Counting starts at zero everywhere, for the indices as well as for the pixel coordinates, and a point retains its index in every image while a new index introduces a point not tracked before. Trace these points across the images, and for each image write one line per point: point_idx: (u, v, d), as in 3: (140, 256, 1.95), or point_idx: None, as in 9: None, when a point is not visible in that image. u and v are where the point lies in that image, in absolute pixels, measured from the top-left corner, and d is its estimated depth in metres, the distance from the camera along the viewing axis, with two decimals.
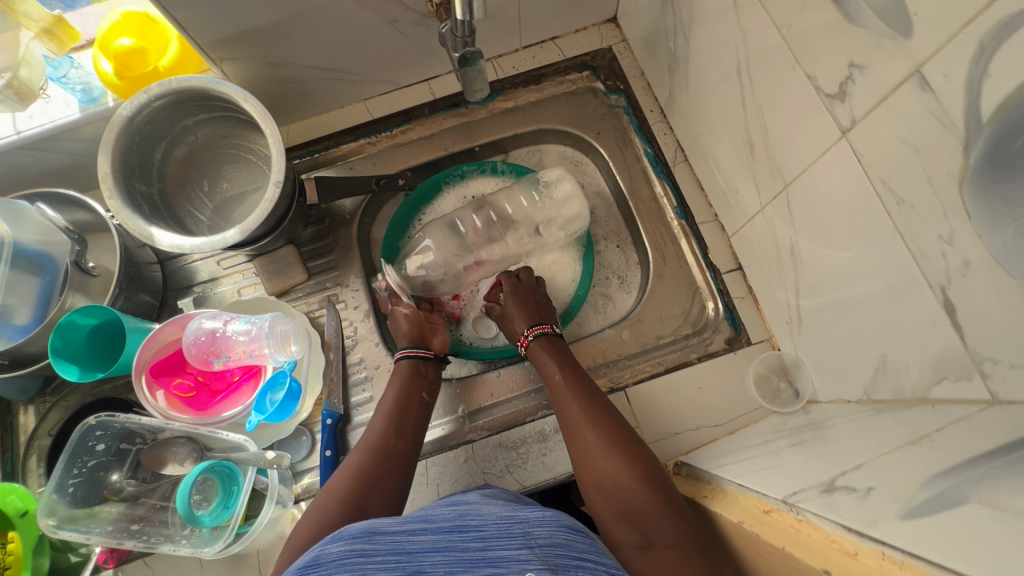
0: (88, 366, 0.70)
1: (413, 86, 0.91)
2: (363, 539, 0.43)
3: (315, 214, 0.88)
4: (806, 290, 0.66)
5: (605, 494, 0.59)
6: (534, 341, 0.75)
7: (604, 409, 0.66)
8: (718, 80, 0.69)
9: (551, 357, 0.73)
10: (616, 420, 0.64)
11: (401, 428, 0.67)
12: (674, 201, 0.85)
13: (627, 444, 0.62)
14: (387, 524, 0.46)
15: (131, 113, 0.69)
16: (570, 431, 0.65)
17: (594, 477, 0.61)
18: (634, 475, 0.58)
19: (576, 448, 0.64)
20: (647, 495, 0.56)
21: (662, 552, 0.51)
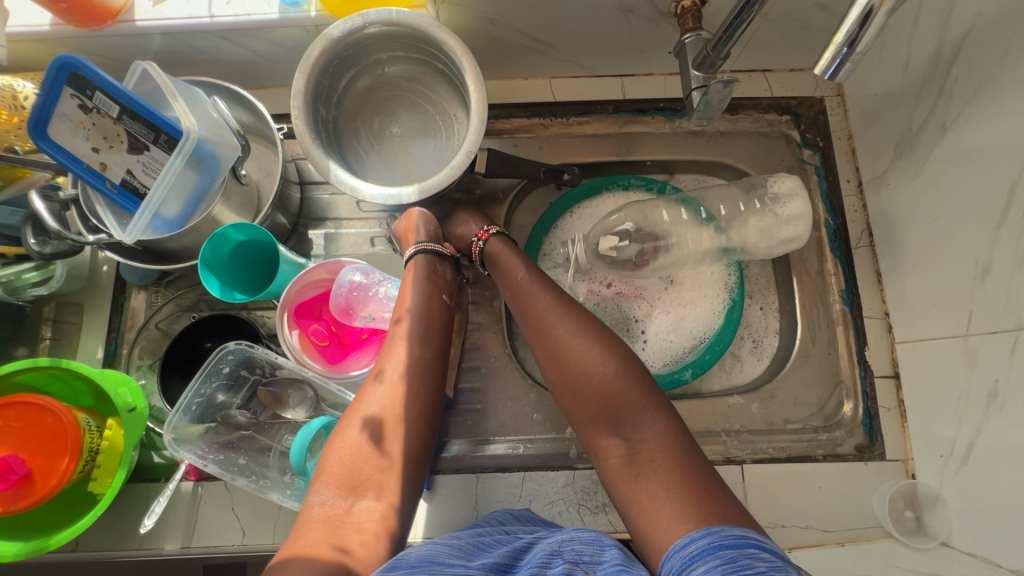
0: (227, 282, 0.67)
1: (604, 78, 0.85)
2: (422, 569, 0.42)
3: (467, 183, 0.84)
4: (987, 436, 0.61)
5: (576, 394, 0.60)
6: (492, 235, 0.74)
7: (569, 301, 0.65)
8: (970, 186, 0.62)
9: (506, 249, 0.72)
10: (579, 311, 0.64)
11: (428, 331, 0.64)
12: (843, 284, 0.80)
13: (598, 335, 0.62)
14: (444, 555, 0.45)
15: (340, 34, 0.64)
16: (537, 326, 0.64)
17: (569, 371, 0.61)
18: (609, 366, 0.59)
19: (541, 345, 0.64)
20: (625, 392, 0.58)
21: (649, 463, 0.54)
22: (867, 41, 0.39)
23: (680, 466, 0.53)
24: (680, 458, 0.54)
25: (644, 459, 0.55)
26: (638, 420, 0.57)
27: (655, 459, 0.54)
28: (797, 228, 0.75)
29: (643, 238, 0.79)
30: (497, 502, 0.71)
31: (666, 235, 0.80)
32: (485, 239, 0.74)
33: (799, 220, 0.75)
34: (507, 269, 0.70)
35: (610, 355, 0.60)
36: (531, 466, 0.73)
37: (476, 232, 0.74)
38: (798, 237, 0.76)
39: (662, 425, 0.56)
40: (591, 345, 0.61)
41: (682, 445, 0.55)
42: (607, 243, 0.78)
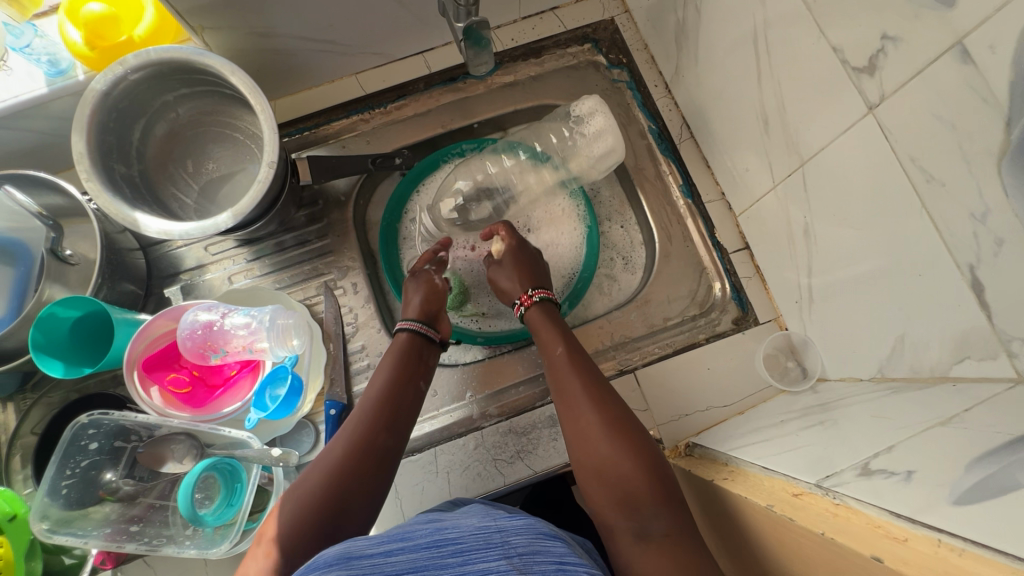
0: (73, 362, 0.66)
1: (407, 59, 0.87)
2: (336, 567, 0.34)
3: (308, 195, 0.84)
4: (819, 269, 0.65)
5: (600, 483, 0.56)
6: (535, 304, 0.72)
7: (606, 392, 0.62)
8: (733, 54, 0.66)
9: (548, 322, 0.71)
10: (614, 403, 0.60)
11: (395, 420, 0.61)
12: (680, 179, 0.84)
13: (621, 425, 0.58)
14: (359, 545, 0.37)
15: (106, 87, 0.63)
16: (568, 409, 0.62)
17: (589, 457, 0.57)
18: (633, 458, 0.55)
19: (570, 430, 0.61)
20: (646, 483, 0.53)
21: (659, 541, 0.50)
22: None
23: (692, 552, 0.48)
24: (698, 564, 0.48)
25: (654, 540, 0.50)
26: (655, 509, 0.52)
27: (666, 536, 0.50)
28: (607, 141, 0.76)
29: (476, 193, 0.81)
30: (416, 485, 0.71)
31: (494, 185, 0.81)
32: (526, 307, 0.72)
33: (607, 132, 0.76)
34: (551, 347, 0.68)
35: (635, 456, 0.55)
36: (439, 441, 0.74)
37: (520, 298, 0.72)
38: (612, 151, 0.77)
39: (671, 522, 0.51)
40: (620, 442, 0.56)
41: (697, 544, 0.50)
42: (444, 208, 0.80)
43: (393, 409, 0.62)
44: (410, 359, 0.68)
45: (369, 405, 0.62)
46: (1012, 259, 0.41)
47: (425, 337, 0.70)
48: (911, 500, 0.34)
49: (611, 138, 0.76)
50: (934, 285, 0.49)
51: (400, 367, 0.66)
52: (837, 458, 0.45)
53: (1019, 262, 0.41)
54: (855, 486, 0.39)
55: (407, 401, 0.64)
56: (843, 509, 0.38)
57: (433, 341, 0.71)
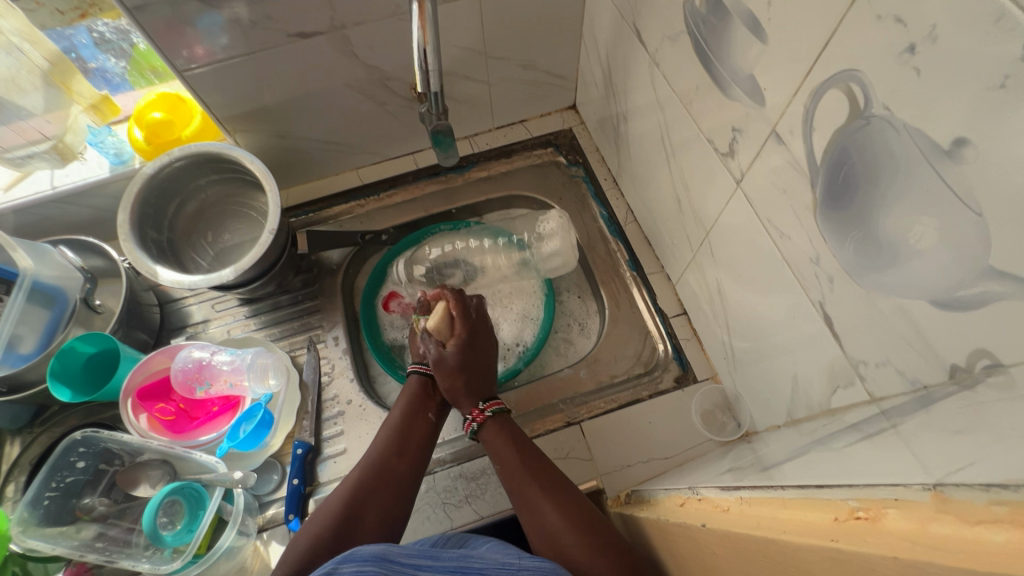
0: (79, 391, 0.76)
1: (399, 158, 1.05)
2: (372, 563, 0.45)
3: (306, 264, 0.98)
4: (735, 325, 0.74)
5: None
6: (488, 419, 0.73)
7: (561, 487, 0.66)
8: (651, 150, 0.81)
9: (501, 439, 0.71)
10: (570, 495, 0.65)
11: (404, 448, 0.71)
12: (627, 254, 0.95)
13: (577, 518, 0.62)
14: (396, 551, 0.48)
15: (153, 172, 0.81)
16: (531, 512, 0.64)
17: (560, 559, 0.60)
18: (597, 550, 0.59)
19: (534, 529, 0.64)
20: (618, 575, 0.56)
21: None
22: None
23: None
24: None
25: None
26: None
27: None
28: (555, 262, 0.94)
29: (446, 264, 0.98)
30: None
31: (467, 258, 0.98)
32: (480, 421, 0.73)
33: (558, 253, 0.93)
34: (497, 453, 0.70)
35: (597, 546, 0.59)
36: None
37: (470, 414, 0.74)
38: (559, 268, 0.95)
39: None
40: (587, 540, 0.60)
41: None
42: (417, 275, 0.97)
43: (405, 437, 0.72)
44: (421, 397, 0.77)
45: (382, 440, 0.71)
46: (841, 292, 0.50)
47: (431, 377, 0.78)
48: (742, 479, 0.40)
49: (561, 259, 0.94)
50: (804, 324, 0.57)
51: (416, 401, 0.76)
52: (720, 473, 0.50)
53: (846, 294, 0.49)
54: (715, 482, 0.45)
55: (422, 431, 0.73)
56: (704, 501, 0.43)
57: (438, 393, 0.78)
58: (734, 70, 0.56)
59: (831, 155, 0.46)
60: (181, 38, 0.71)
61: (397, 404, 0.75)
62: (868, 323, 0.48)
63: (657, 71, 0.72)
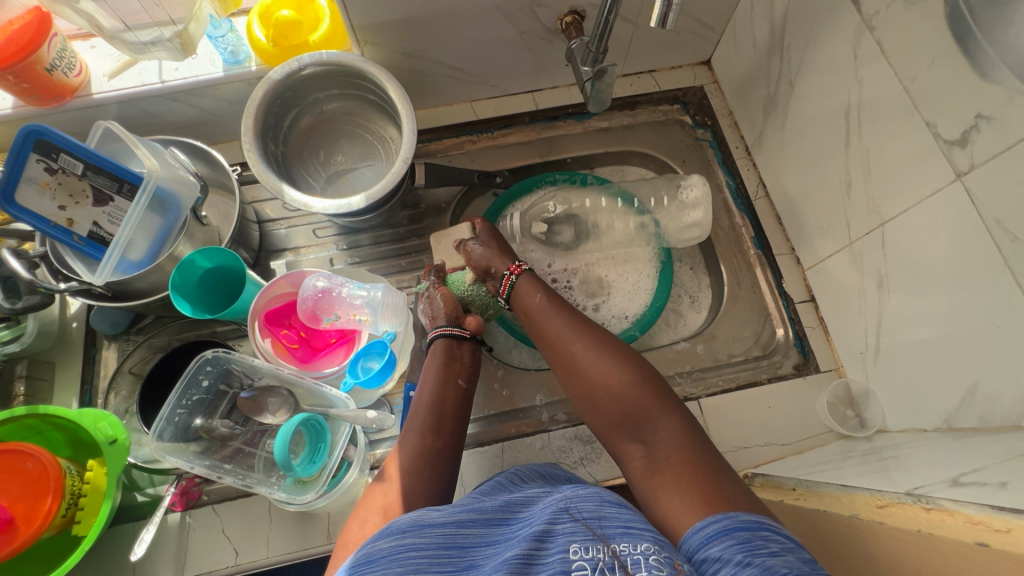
0: (197, 306, 0.72)
1: (517, 95, 0.98)
2: (411, 532, 0.46)
3: (412, 198, 0.93)
4: (887, 322, 0.71)
5: (598, 407, 0.65)
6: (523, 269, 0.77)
7: (586, 323, 0.70)
8: (823, 125, 0.76)
9: (532, 286, 0.75)
10: (595, 333, 0.69)
11: (438, 427, 0.66)
12: (752, 231, 0.91)
13: (605, 355, 0.66)
14: (433, 514, 0.48)
15: (280, 77, 0.74)
16: (557, 349, 0.69)
17: (589, 389, 0.65)
18: (628, 380, 0.63)
19: (562, 369, 0.69)
20: (646, 405, 0.61)
21: (664, 455, 0.57)
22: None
23: (695, 455, 0.55)
24: (696, 448, 0.56)
25: (662, 459, 0.57)
26: (655, 423, 0.60)
27: (669, 448, 0.57)
28: (693, 233, 0.89)
29: (563, 223, 0.92)
30: (480, 475, 0.75)
31: (583, 219, 0.93)
32: (519, 270, 0.76)
33: (700, 225, 0.88)
34: (524, 296, 0.75)
35: (626, 375, 0.64)
36: (508, 437, 0.78)
37: (509, 268, 0.76)
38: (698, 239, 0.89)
39: (676, 425, 0.59)
40: (611, 359, 0.65)
41: (698, 451, 0.56)
42: (534, 229, 0.92)
43: (440, 414, 0.67)
44: (446, 365, 0.72)
45: (417, 417, 0.66)
46: None
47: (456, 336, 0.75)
48: (1012, 499, 0.38)
49: (700, 232, 0.88)
50: (1010, 335, 0.54)
51: (444, 369, 0.71)
52: (922, 478, 0.49)
53: None
54: (949, 493, 0.43)
55: (454, 402, 0.69)
56: (941, 512, 0.41)
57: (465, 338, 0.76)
58: (1008, 48, 0.49)
59: None
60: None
61: (425, 376, 0.70)
62: None
63: (867, 37, 0.65)
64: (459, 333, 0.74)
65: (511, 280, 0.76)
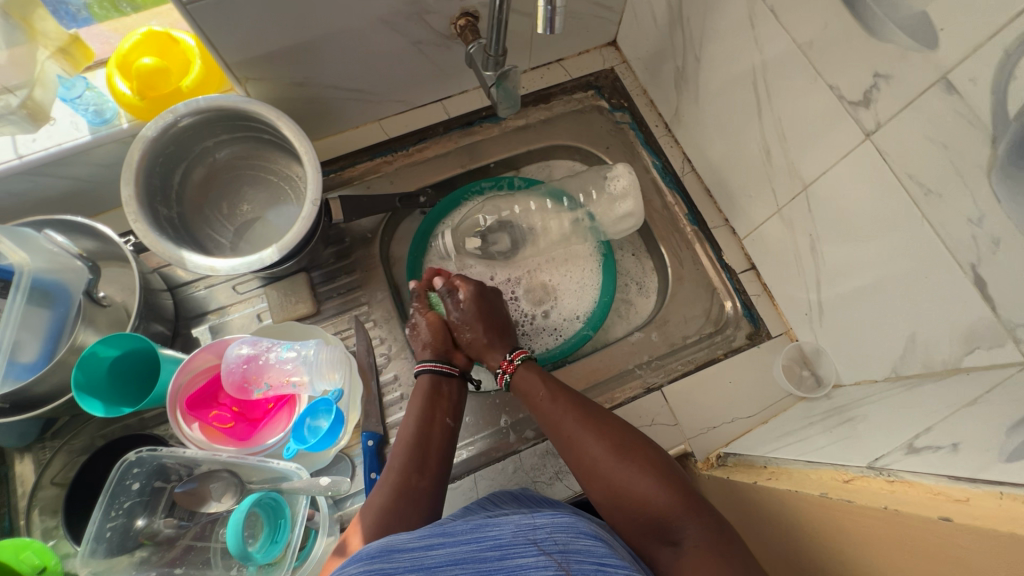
0: (112, 401, 0.64)
1: (426, 106, 0.93)
2: (381, 558, 0.40)
3: (334, 234, 0.87)
4: (824, 281, 0.72)
5: (624, 512, 0.59)
6: (518, 366, 0.72)
7: (602, 419, 0.66)
8: (734, 96, 0.75)
9: (534, 379, 0.71)
10: (613, 427, 0.64)
11: (423, 465, 0.63)
12: (686, 208, 0.91)
13: (626, 451, 0.62)
14: (401, 540, 0.43)
15: (155, 134, 0.66)
16: (572, 449, 0.64)
17: (613, 490, 0.60)
18: (653, 480, 0.59)
19: (577, 467, 0.64)
20: (670, 504, 0.56)
21: (693, 555, 0.52)
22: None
23: (724, 557, 0.51)
24: (730, 552, 0.51)
25: (691, 558, 0.52)
26: (682, 523, 0.55)
27: (699, 552, 0.52)
28: (628, 223, 0.87)
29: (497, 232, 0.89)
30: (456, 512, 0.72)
31: (515, 224, 0.90)
32: (509, 371, 0.72)
33: (633, 215, 0.87)
34: (528, 393, 0.70)
35: (650, 473, 0.59)
36: (478, 467, 0.75)
37: (499, 366, 0.73)
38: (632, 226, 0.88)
39: (705, 526, 0.54)
40: (630, 458, 0.61)
41: (733, 554, 0.51)
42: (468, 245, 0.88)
43: (424, 451, 0.64)
44: (432, 397, 0.70)
45: (400, 454, 0.64)
46: (1008, 256, 0.48)
47: (442, 373, 0.72)
48: (966, 464, 0.38)
49: (633, 221, 0.87)
50: (938, 284, 0.55)
51: (429, 405, 0.69)
52: (880, 444, 0.49)
53: (1015, 256, 0.47)
54: (907, 462, 0.43)
55: (439, 441, 0.66)
56: (904, 483, 0.42)
57: (453, 374, 0.73)
58: (894, 6, 0.49)
59: None
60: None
61: (409, 412, 0.68)
62: None
63: (761, 5, 0.64)
64: (447, 370, 0.72)
65: (506, 378, 0.73)
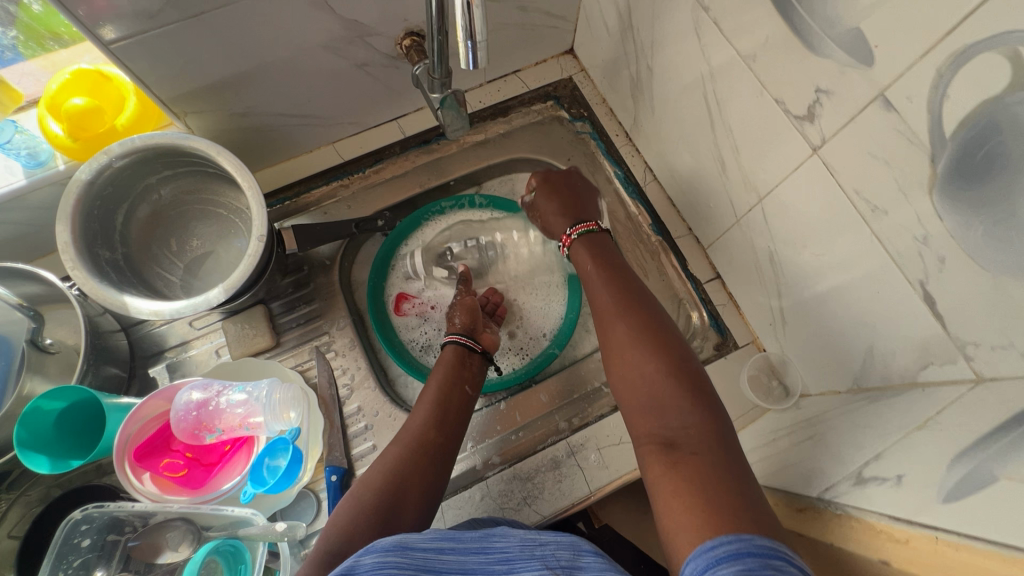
0: (60, 454, 0.62)
1: (382, 125, 0.91)
2: (396, 552, 0.42)
3: (292, 263, 0.85)
4: (785, 292, 0.71)
5: (629, 383, 0.56)
6: (577, 239, 0.72)
7: (637, 304, 0.62)
8: (687, 105, 0.74)
9: (591, 249, 0.71)
10: (647, 316, 0.61)
11: (444, 421, 0.67)
12: (650, 218, 0.89)
13: (647, 343, 0.57)
14: (416, 538, 0.44)
15: (90, 176, 0.64)
16: (602, 322, 0.63)
17: (624, 371, 0.57)
18: (661, 367, 0.55)
19: (602, 336, 0.62)
20: (675, 391, 0.52)
21: (685, 455, 0.48)
22: (482, 30, 0.45)
23: (716, 466, 0.46)
24: (722, 458, 0.46)
25: (683, 456, 0.47)
26: (683, 413, 0.50)
27: (692, 453, 0.47)
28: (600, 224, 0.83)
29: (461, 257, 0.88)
30: None
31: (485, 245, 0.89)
32: (568, 242, 0.73)
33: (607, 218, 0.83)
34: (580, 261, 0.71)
35: (661, 362, 0.55)
36: (445, 496, 0.73)
37: (561, 238, 0.74)
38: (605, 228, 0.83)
39: (704, 425, 0.49)
40: (647, 349, 0.57)
41: (725, 467, 0.46)
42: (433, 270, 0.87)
43: (446, 411, 0.68)
44: (456, 367, 0.73)
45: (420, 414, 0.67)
46: (954, 273, 0.47)
47: (466, 348, 0.75)
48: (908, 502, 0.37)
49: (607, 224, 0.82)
50: (891, 299, 0.54)
51: (452, 371, 0.73)
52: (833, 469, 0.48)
53: (961, 274, 0.46)
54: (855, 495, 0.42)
55: (459, 404, 0.70)
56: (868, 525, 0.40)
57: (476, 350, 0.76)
58: (829, 21, 0.48)
59: (968, 128, 0.40)
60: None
61: (432, 377, 0.72)
62: (984, 305, 0.45)
63: (705, 16, 0.63)
64: (471, 344, 0.75)
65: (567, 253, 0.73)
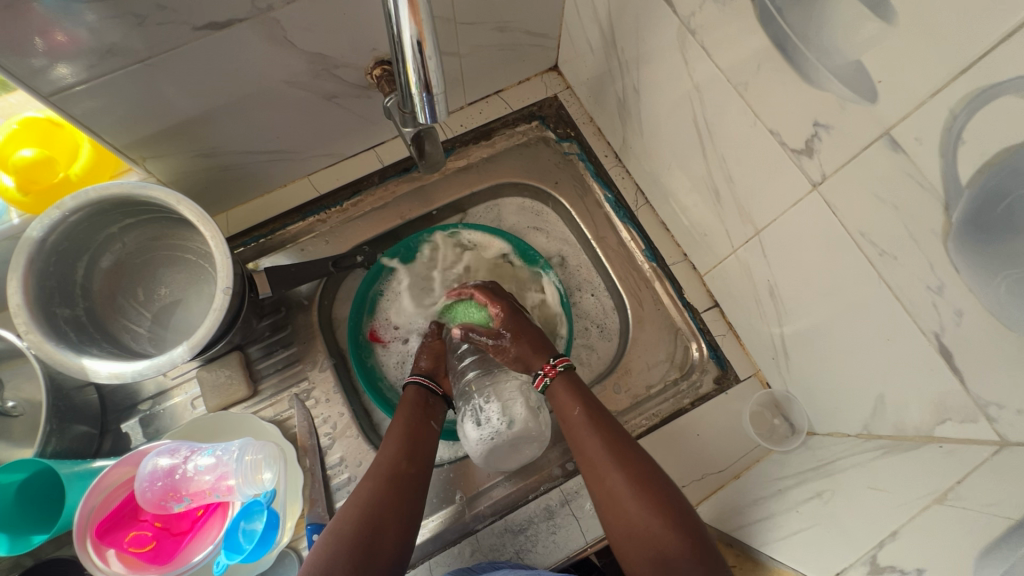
0: (20, 530, 0.59)
1: (358, 155, 0.87)
2: None
3: (269, 304, 0.81)
4: (788, 327, 0.66)
5: (632, 539, 0.57)
6: (560, 373, 0.71)
7: (625, 446, 0.62)
8: (677, 129, 0.69)
9: (569, 388, 0.69)
10: (637, 460, 0.61)
11: (413, 453, 0.66)
12: (643, 244, 0.85)
13: (644, 490, 0.58)
14: None
15: (42, 233, 0.61)
16: (592, 469, 0.62)
17: (620, 522, 0.58)
18: (660, 521, 0.56)
19: (595, 488, 0.61)
20: (677, 547, 0.54)
21: None
22: (440, 82, 0.45)
23: None
24: None
25: None
26: (691, 573, 0.52)
27: None
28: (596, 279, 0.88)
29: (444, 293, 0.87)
30: None
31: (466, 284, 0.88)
32: (551, 376, 0.70)
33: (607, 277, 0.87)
34: (561, 401, 0.69)
35: (660, 511, 0.56)
36: (433, 552, 0.70)
37: (544, 369, 0.71)
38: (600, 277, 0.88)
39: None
40: (643, 498, 0.58)
41: None
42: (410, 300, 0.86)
43: (416, 444, 0.67)
44: (420, 405, 0.73)
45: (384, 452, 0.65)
46: (973, 329, 0.42)
47: (428, 389, 0.75)
48: None
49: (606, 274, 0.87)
50: (902, 347, 0.49)
51: (417, 410, 0.72)
52: (843, 544, 0.44)
53: (982, 330, 0.41)
54: None
55: (427, 438, 0.69)
56: None
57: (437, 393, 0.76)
58: (825, 52, 0.43)
59: (986, 176, 0.36)
60: (35, 25, 0.48)
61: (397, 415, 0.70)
62: (1008, 366, 0.40)
63: (691, 39, 0.59)
64: (433, 387, 0.75)
65: (546, 382, 0.71)
